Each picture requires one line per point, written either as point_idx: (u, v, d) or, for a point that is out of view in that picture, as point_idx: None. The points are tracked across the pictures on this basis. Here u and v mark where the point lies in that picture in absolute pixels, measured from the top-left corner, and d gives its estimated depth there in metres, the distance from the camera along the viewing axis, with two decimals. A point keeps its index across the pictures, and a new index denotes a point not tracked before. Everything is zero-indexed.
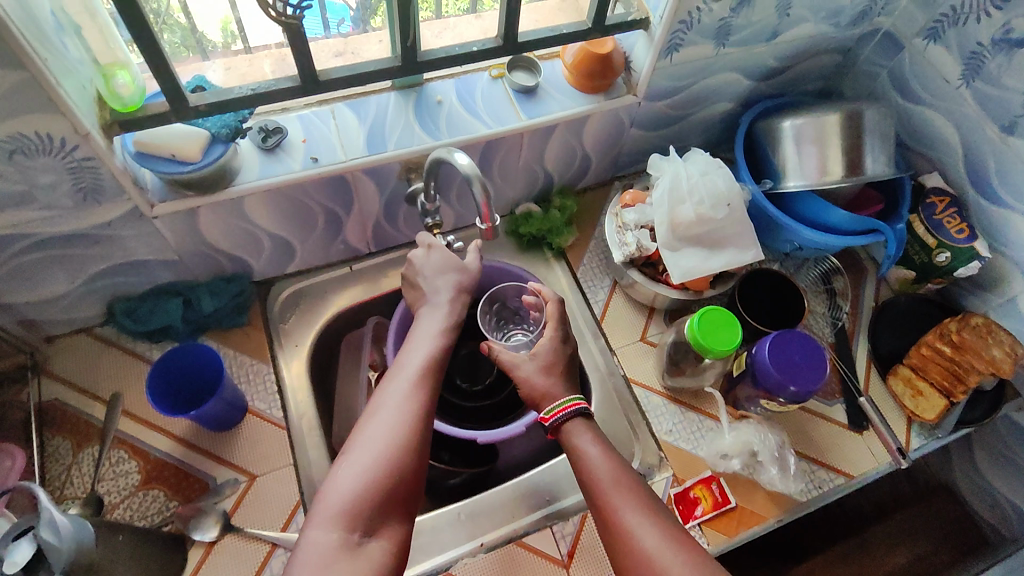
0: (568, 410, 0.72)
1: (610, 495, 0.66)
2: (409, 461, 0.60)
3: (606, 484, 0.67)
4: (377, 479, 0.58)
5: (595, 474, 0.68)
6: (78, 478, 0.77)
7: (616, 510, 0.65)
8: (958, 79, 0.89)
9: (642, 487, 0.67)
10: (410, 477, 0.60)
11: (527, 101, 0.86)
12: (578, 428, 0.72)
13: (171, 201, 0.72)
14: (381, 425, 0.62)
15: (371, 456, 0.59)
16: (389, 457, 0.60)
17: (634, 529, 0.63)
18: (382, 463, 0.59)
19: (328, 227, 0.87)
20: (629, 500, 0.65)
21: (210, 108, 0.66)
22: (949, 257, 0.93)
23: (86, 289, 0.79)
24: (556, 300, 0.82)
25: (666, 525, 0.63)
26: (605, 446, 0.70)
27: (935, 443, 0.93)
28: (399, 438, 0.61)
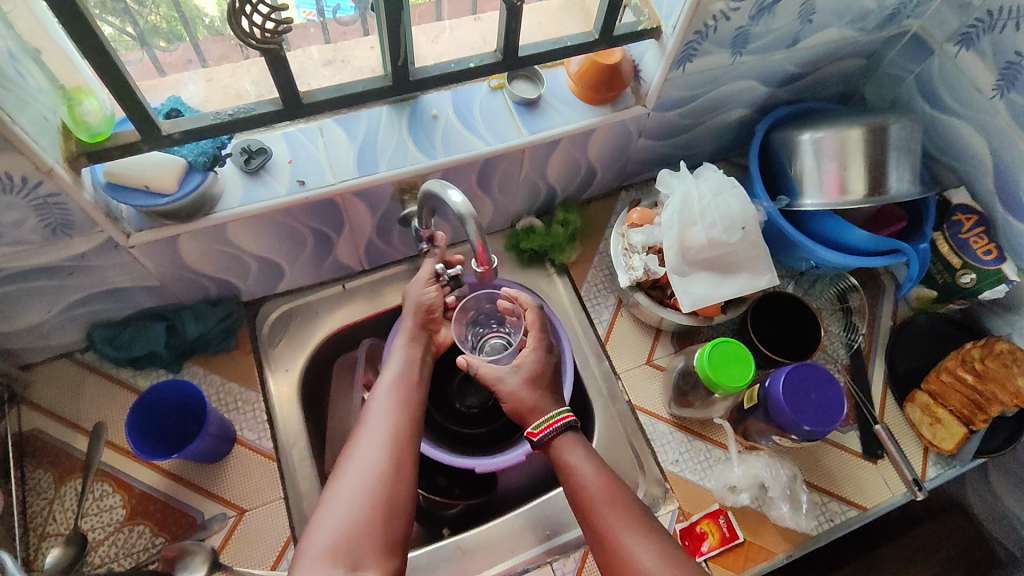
0: (556, 425, 0.67)
1: (605, 514, 0.62)
2: (396, 492, 0.59)
3: (601, 502, 0.62)
4: (365, 513, 0.57)
5: (588, 492, 0.63)
6: (60, 513, 0.74)
7: (613, 530, 0.61)
8: (991, 89, 0.81)
9: (637, 505, 0.63)
10: (399, 511, 0.59)
11: (528, 114, 0.81)
12: (568, 444, 0.67)
13: (148, 229, 0.67)
14: (365, 459, 0.60)
15: (356, 490, 0.58)
16: (375, 490, 0.58)
17: (632, 550, 0.59)
18: (369, 497, 0.58)
19: (318, 248, 0.83)
20: (626, 518, 0.61)
21: (185, 135, 0.62)
22: (974, 279, 0.88)
23: (63, 318, 0.75)
24: (534, 307, 0.79)
25: (665, 543, 0.60)
26: (597, 461, 0.66)
27: (953, 472, 0.89)
28: (382, 471, 0.60)
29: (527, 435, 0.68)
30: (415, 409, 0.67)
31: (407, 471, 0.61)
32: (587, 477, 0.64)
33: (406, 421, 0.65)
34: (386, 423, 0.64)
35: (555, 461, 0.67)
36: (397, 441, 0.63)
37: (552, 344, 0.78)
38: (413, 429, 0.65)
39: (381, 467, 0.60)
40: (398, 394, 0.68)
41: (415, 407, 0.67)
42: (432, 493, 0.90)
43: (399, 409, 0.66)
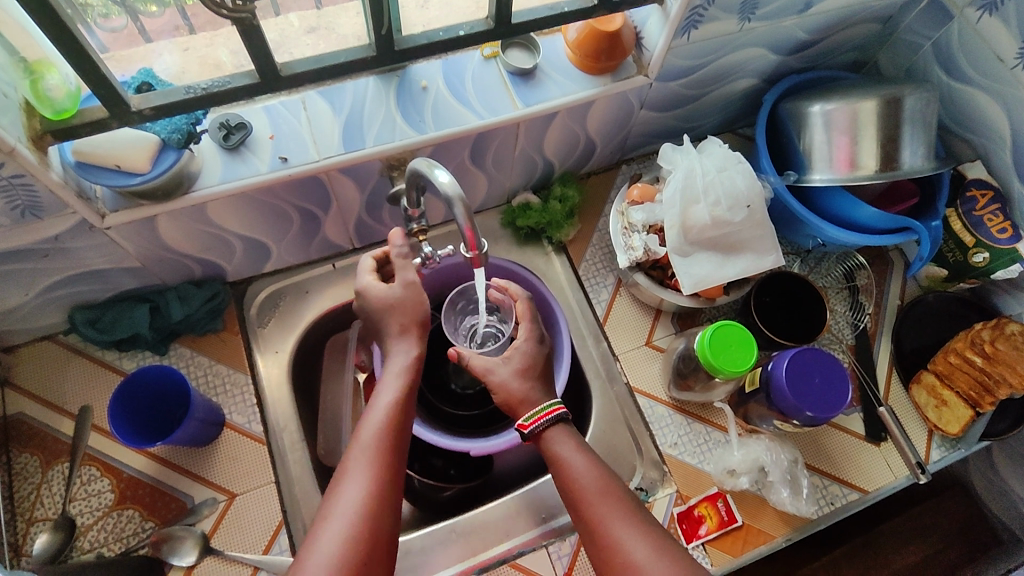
0: (547, 416, 0.68)
1: (596, 505, 0.63)
2: (371, 553, 0.55)
3: (592, 494, 0.64)
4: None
5: (578, 482, 0.64)
6: (48, 498, 0.73)
7: (603, 520, 0.62)
8: (1014, 58, 0.77)
9: (626, 495, 0.64)
10: (374, 572, 0.55)
11: (523, 85, 0.77)
12: (558, 436, 0.68)
13: (124, 210, 0.65)
14: (340, 517, 0.55)
15: (329, 552, 0.53)
16: (349, 553, 0.54)
17: (623, 540, 0.60)
18: (342, 560, 0.53)
19: (304, 227, 0.80)
20: (615, 509, 0.63)
21: (157, 111, 0.59)
22: (987, 258, 0.85)
23: (43, 300, 0.73)
24: (524, 298, 0.79)
25: (655, 534, 0.61)
26: (586, 452, 0.67)
27: (957, 455, 0.87)
28: (358, 531, 0.55)
29: (518, 427, 0.69)
30: (404, 419, 0.65)
31: (382, 530, 0.56)
32: (578, 469, 0.66)
33: (386, 474, 0.59)
34: (364, 479, 0.58)
35: (546, 452, 0.68)
36: (374, 500, 0.57)
37: (543, 334, 0.79)
38: (392, 484, 0.59)
39: (356, 526, 0.55)
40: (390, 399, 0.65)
41: (397, 456, 0.62)
42: (427, 475, 0.90)
43: (380, 460, 0.60)
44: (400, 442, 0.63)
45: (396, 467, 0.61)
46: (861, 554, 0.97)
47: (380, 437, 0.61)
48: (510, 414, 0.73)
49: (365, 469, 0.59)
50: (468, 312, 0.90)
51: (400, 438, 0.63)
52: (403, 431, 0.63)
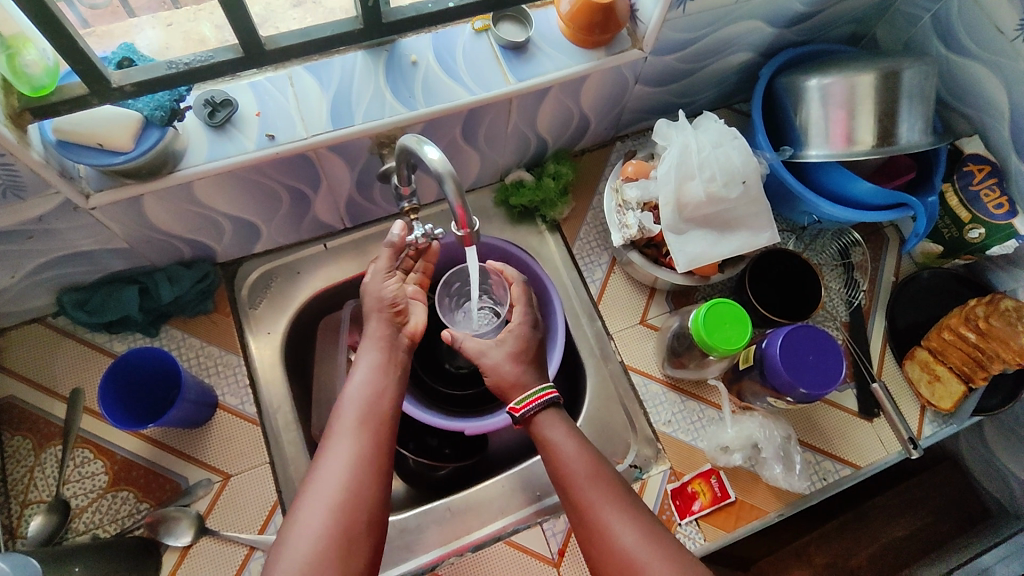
0: (540, 401, 0.69)
1: (586, 490, 0.64)
2: (358, 520, 0.57)
3: (581, 479, 0.64)
4: (325, 548, 0.54)
5: (568, 467, 0.65)
6: (42, 480, 0.73)
7: (593, 505, 0.63)
8: (1014, 30, 0.75)
9: (615, 480, 0.65)
10: (362, 539, 0.57)
11: (515, 59, 0.75)
12: (548, 420, 0.69)
13: (109, 190, 0.63)
14: (326, 493, 0.57)
15: (317, 525, 0.55)
16: (335, 523, 0.56)
17: (611, 524, 0.61)
18: (329, 529, 0.55)
19: (294, 206, 0.79)
20: (604, 494, 0.63)
21: (138, 88, 0.57)
22: (982, 234, 0.84)
23: (30, 282, 0.72)
24: (520, 281, 0.81)
25: (642, 519, 0.62)
26: (577, 438, 0.68)
27: (949, 430, 0.88)
28: (344, 501, 0.57)
29: (510, 411, 0.70)
30: (388, 395, 0.65)
31: (371, 498, 0.58)
32: (569, 454, 0.66)
33: (372, 442, 0.61)
34: (349, 448, 0.60)
35: (537, 437, 0.69)
36: (360, 468, 0.59)
37: (537, 318, 0.81)
38: (378, 451, 0.61)
39: (342, 496, 0.57)
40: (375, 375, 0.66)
41: (384, 421, 0.63)
42: (421, 454, 0.90)
43: (365, 428, 0.62)
44: (385, 408, 0.64)
45: (383, 433, 0.62)
46: (851, 528, 1.00)
47: (364, 405, 0.63)
48: (501, 397, 0.75)
49: (351, 435, 0.61)
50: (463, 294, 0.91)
51: (384, 404, 0.64)
52: (387, 397, 0.65)
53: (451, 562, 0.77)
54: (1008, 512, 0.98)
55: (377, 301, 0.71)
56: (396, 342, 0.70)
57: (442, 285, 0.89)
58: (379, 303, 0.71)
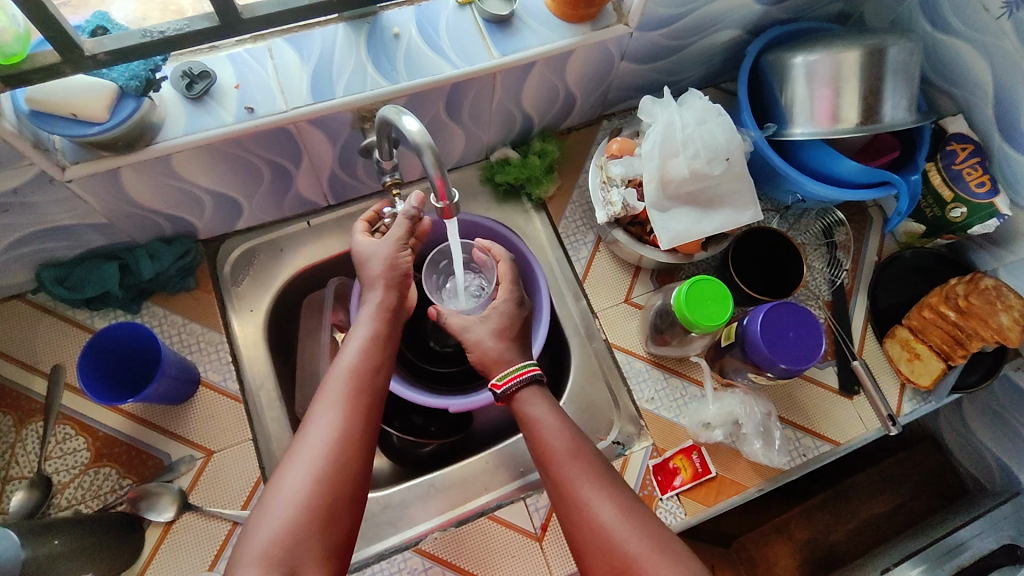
0: (521, 378, 0.70)
1: (566, 467, 0.64)
2: (339, 491, 0.57)
3: (563, 456, 0.65)
4: (304, 517, 0.54)
5: (551, 444, 0.66)
6: (23, 456, 0.73)
7: (573, 482, 0.63)
8: (999, 8, 0.75)
9: (597, 458, 0.66)
10: (342, 509, 0.57)
11: (499, 33, 0.74)
12: (532, 396, 0.70)
13: (85, 162, 0.63)
14: (305, 460, 0.57)
15: (295, 492, 0.55)
16: (316, 492, 0.55)
17: (590, 501, 0.62)
18: (310, 498, 0.55)
19: (276, 181, 0.78)
20: (586, 471, 0.64)
21: (112, 57, 0.56)
22: (965, 213, 0.85)
23: (8, 257, 0.71)
24: (508, 259, 0.82)
25: (622, 497, 0.62)
26: (560, 415, 0.68)
27: (927, 408, 0.89)
28: (326, 470, 0.56)
29: (492, 386, 0.70)
30: (378, 366, 0.65)
31: (353, 469, 0.58)
32: (552, 432, 0.67)
33: (358, 414, 0.61)
34: (334, 417, 0.59)
35: (519, 414, 0.69)
36: (345, 439, 0.58)
37: (523, 296, 0.82)
38: (364, 424, 0.61)
39: (324, 465, 0.57)
40: (367, 346, 0.65)
41: (371, 392, 0.63)
42: (406, 433, 0.91)
43: (353, 398, 0.61)
44: (375, 380, 0.64)
45: (371, 405, 0.62)
46: (831, 505, 1.04)
47: (353, 376, 0.63)
48: (484, 373, 0.75)
49: (337, 405, 0.60)
50: (447, 272, 0.91)
51: (375, 376, 0.63)
52: (378, 367, 0.65)
53: (433, 536, 0.76)
54: (985, 489, 1.00)
55: (386, 270, 0.69)
56: (399, 315, 0.69)
57: (428, 264, 0.89)
58: (386, 270, 0.69)
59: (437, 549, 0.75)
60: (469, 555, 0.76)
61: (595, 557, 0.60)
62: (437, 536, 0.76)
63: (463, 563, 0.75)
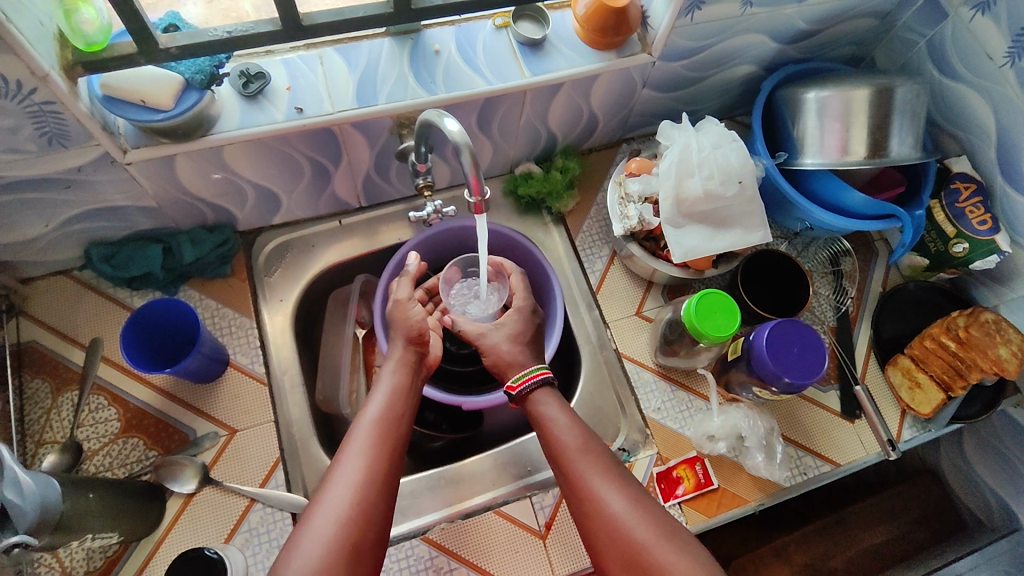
0: (534, 378, 0.74)
1: (577, 461, 0.68)
2: (363, 538, 0.60)
3: (572, 451, 0.68)
4: (331, 556, 0.57)
5: (561, 440, 0.69)
6: (57, 422, 0.77)
7: (583, 475, 0.66)
8: (1002, 57, 0.80)
9: (605, 453, 0.69)
10: (366, 553, 0.60)
11: (532, 55, 0.80)
12: (543, 397, 0.73)
13: (145, 147, 0.68)
14: (333, 503, 0.60)
15: (323, 535, 0.58)
16: (342, 536, 0.59)
17: (600, 493, 0.65)
18: (337, 539, 0.58)
19: (315, 179, 0.83)
20: (594, 465, 0.67)
21: (182, 51, 0.62)
22: (967, 249, 0.88)
23: (61, 233, 0.77)
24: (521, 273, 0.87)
25: (630, 488, 0.65)
26: (571, 413, 0.72)
27: (927, 437, 0.91)
28: (353, 514, 0.60)
29: (507, 388, 0.75)
30: (401, 422, 0.70)
31: (375, 518, 0.62)
32: (562, 429, 0.70)
33: (381, 465, 0.65)
34: (362, 462, 0.64)
35: (531, 413, 0.73)
36: (370, 486, 0.62)
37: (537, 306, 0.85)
38: (388, 472, 0.65)
39: (350, 511, 0.60)
40: (391, 400, 0.71)
41: (395, 444, 0.67)
42: (418, 426, 0.95)
43: (378, 449, 0.66)
44: (399, 433, 0.69)
45: (393, 451, 0.67)
46: (831, 531, 1.02)
47: (378, 426, 0.68)
48: (498, 374, 0.80)
49: (365, 448, 0.65)
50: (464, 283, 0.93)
51: (398, 428, 0.69)
52: (402, 422, 0.70)
53: (440, 526, 0.79)
54: (983, 524, 1.00)
55: (406, 330, 0.77)
56: (418, 370, 0.76)
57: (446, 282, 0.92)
58: (407, 331, 0.77)
59: (443, 539, 0.78)
60: (473, 547, 0.78)
61: (608, 545, 0.63)
62: (444, 526, 0.79)
63: (468, 555, 0.77)
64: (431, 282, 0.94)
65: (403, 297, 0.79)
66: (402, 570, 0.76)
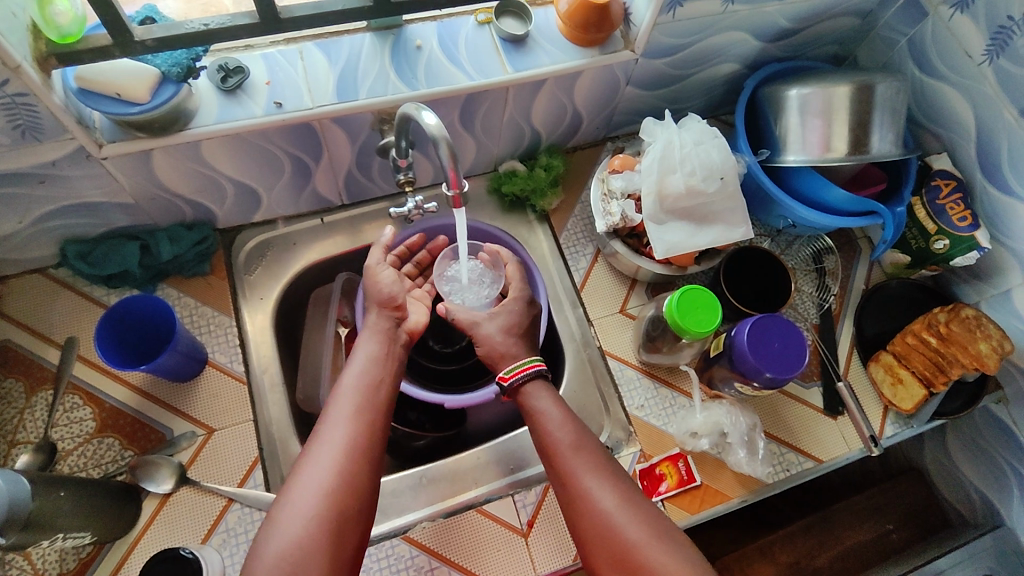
0: (528, 369, 0.74)
1: (568, 459, 0.67)
2: (348, 504, 0.63)
3: (565, 448, 0.68)
4: (315, 525, 0.60)
5: (552, 435, 0.69)
6: (31, 422, 0.76)
7: (574, 473, 0.66)
8: (981, 54, 0.81)
9: (598, 449, 0.68)
10: (350, 523, 0.62)
11: (514, 51, 0.80)
12: (535, 389, 0.73)
13: (121, 141, 0.67)
14: (317, 472, 0.63)
15: (308, 503, 0.61)
16: (325, 504, 0.61)
17: (591, 491, 0.65)
18: (319, 513, 0.61)
19: (296, 176, 0.83)
20: (588, 463, 0.67)
21: (158, 43, 0.62)
22: (947, 245, 0.88)
23: (36, 230, 0.75)
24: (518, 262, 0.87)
25: (621, 484, 0.65)
26: (565, 408, 0.71)
27: (909, 432, 0.91)
28: (335, 488, 0.62)
29: (499, 379, 0.74)
30: (381, 388, 0.72)
31: (360, 484, 0.64)
32: (554, 424, 0.70)
33: (363, 432, 0.67)
34: (343, 438, 0.66)
35: (524, 406, 0.73)
36: (351, 453, 0.65)
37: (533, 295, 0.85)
38: (369, 444, 0.67)
39: (333, 478, 0.63)
40: (369, 367, 0.73)
41: (376, 410, 0.70)
42: (401, 426, 0.93)
43: (358, 417, 0.68)
44: (379, 397, 0.71)
45: (374, 422, 0.69)
46: (816, 529, 1.01)
47: (357, 393, 0.71)
48: (492, 366, 0.78)
49: (347, 421, 0.68)
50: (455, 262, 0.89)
51: (377, 392, 0.72)
52: (383, 386, 0.73)
53: (422, 526, 0.78)
54: (967, 522, 1.00)
55: (378, 297, 0.80)
56: (395, 336, 0.79)
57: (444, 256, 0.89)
58: (380, 299, 0.80)
59: (424, 537, 0.77)
60: (455, 547, 0.77)
61: (597, 544, 0.63)
62: (425, 525, 0.78)
63: (450, 555, 0.76)
64: (421, 255, 0.92)
65: (375, 262, 0.81)
66: (383, 570, 0.75)
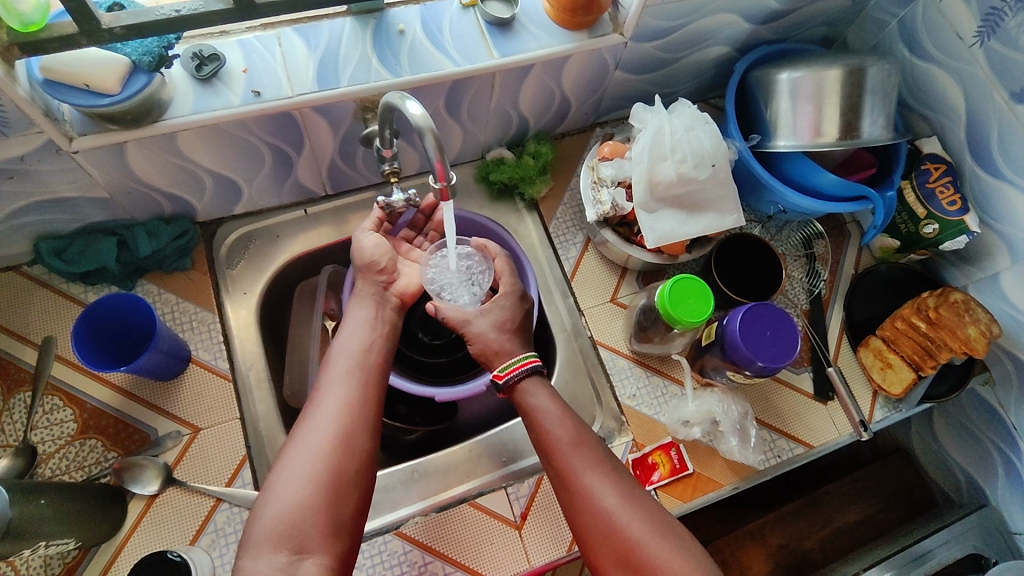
0: (523, 367, 0.72)
1: (568, 455, 0.66)
2: (345, 470, 0.61)
3: (564, 444, 0.67)
4: (313, 491, 0.59)
5: (552, 431, 0.68)
6: (9, 425, 0.74)
7: (574, 470, 0.65)
8: (972, 36, 0.80)
9: (597, 445, 0.68)
10: (348, 489, 0.61)
11: (501, 35, 0.77)
12: (532, 386, 0.72)
13: (93, 134, 0.65)
14: (313, 440, 0.62)
15: (305, 470, 0.60)
16: (322, 470, 0.60)
17: (592, 487, 0.64)
18: (316, 477, 0.60)
19: (277, 167, 0.80)
20: (587, 458, 0.66)
21: (128, 31, 0.58)
22: (937, 229, 0.88)
23: (7, 227, 0.73)
24: (504, 256, 0.84)
25: (622, 482, 0.65)
26: (562, 404, 0.70)
27: (897, 416, 0.92)
28: (332, 455, 0.61)
29: (494, 377, 0.73)
30: (376, 358, 0.72)
31: (358, 449, 0.63)
32: (553, 419, 0.69)
33: (360, 401, 0.66)
34: (338, 410, 0.64)
35: (521, 403, 0.72)
36: (349, 422, 0.64)
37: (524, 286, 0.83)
38: (364, 414, 0.66)
39: (330, 444, 0.62)
40: (362, 337, 0.73)
41: (371, 378, 0.69)
42: (393, 421, 0.94)
43: (353, 385, 0.67)
44: (374, 365, 0.71)
45: (369, 390, 0.68)
46: (805, 512, 1.02)
47: (352, 361, 0.70)
48: (484, 363, 0.77)
49: (340, 389, 0.66)
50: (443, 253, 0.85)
51: (370, 359, 0.71)
52: (375, 352, 0.72)
53: (414, 520, 0.78)
54: (953, 502, 1.02)
55: (361, 263, 0.79)
56: (384, 300, 0.78)
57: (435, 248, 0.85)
58: (362, 265, 0.79)
59: (418, 533, 0.76)
60: (449, 541, 0.76)
61: (598, 540, 0.63)
62: (417, 520, 0.78)
63: (443, 549, 0.76)
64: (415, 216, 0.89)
65: (358, 231, 0.80)
66: (375, 566, 0.74)
